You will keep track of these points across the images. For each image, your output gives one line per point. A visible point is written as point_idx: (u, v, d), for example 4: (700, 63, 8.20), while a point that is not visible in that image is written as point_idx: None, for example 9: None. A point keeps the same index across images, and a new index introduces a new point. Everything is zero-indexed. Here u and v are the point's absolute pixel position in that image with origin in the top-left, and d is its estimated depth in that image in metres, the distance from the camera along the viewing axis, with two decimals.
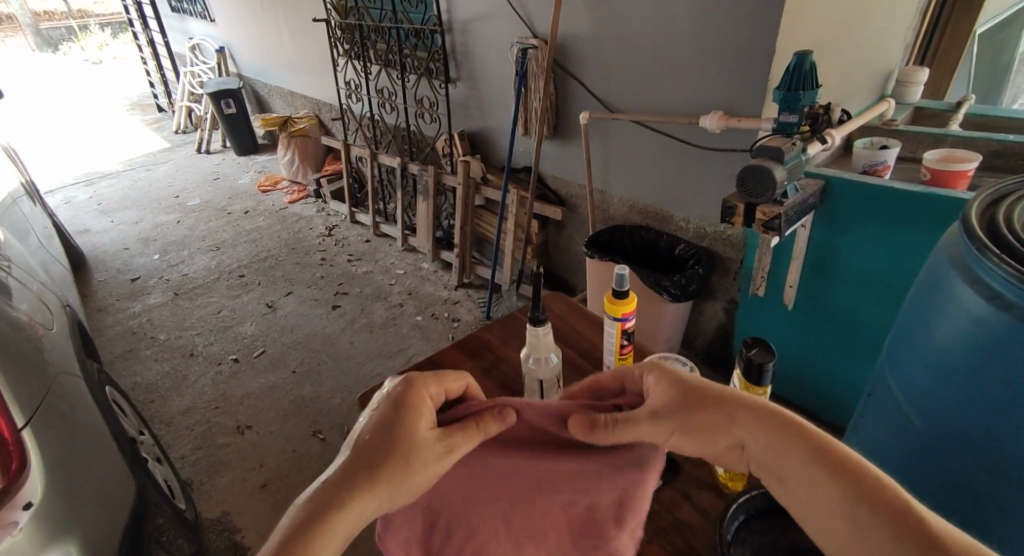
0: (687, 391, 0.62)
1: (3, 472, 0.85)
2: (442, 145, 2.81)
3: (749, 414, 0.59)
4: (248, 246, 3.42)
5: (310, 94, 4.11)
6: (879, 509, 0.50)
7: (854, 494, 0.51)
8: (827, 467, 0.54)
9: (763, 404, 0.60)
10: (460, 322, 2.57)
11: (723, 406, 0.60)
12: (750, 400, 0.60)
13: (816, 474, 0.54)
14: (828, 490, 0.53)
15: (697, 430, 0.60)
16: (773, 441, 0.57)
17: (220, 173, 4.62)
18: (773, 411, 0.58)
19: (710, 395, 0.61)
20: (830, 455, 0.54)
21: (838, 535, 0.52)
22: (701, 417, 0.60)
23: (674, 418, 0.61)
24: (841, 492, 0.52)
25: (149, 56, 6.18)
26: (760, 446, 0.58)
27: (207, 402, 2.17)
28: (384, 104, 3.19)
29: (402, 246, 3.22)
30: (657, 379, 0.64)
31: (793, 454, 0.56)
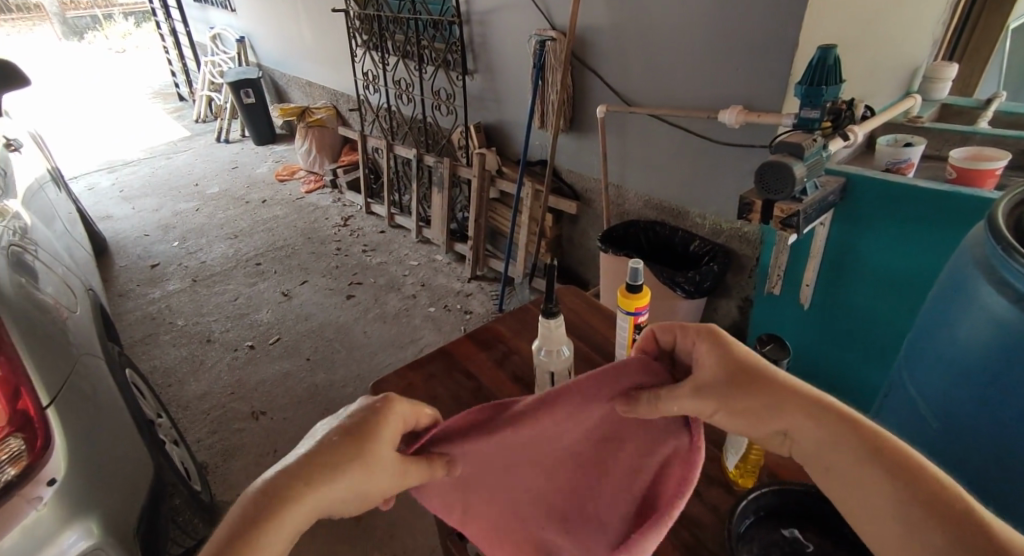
0: (734, 367, 0.61)
1: (28, 449, 0.88)
2: (458, 137, 2.81)
3: (798, 402, 0.57)
4: (265, 235, 3.46)
5: (328, 85, 4.13)
6: (928, 508, 0.47)
7: (902, 490, 0.49)
8: (875, 461, 0.51)
9: (816, 394, 0.57)
10: (473, 314, 2.58)
11: (770, 390, 0.58)
12: (800, 389, 0.57)
13: (865, 469, 0.51)
14: (875, 485, 0.50)
15: (740, 411, 0.59)
16: (820, 431, 0.55)
17: (239, 162, 4.68)
18: (824, 402, 0.56)
19: (758, 378, 0.59)
20: (880, 450, 0.52)
21: (885, 534, 0.49)
22: (745, 399, 0.59)
23: (716, 396, 0.60)
24: (887, 487, 0.50)
25: (171, 45, 6.27)
26: (805, 435, 0.56)
27: (224, 387, 2.22)
28: (401, 96, 3.19)
29: (417, 237, 3.23)
30: (708, 350, 0.63)
31: (840, 444, 0.53)
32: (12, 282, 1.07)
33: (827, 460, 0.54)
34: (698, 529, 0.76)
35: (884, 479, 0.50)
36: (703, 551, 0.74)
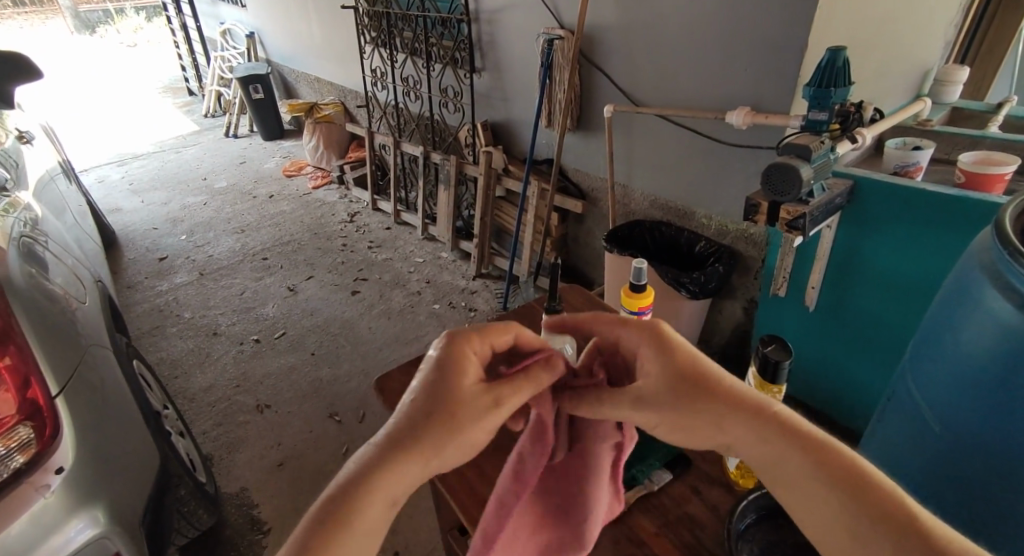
0: (679, 373, 0.58)
1: (37, 437, 0.89)
2: (465, 135, 2.82)
3: (740, 412, 0.55)
4: (272, 230, 3.48)
5: (336, 81, 4.14)
6: (876, 520, 0.47)
7: (850, 503, 0.48)
8: (826, 473, 0.50)
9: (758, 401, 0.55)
10: (477, 312, 2.59)
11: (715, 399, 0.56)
12: (742, 396, 0.55)
13: (819, 483, 0.50)
14: (827, 500, 0.50)
15: (681, 423, 0.57)
16: (771, 441, 0.53)
17: (247, 157, 4.70)
18: (767, 409, 0.54)
19: (698, 388, 0.57)
20: (827, 460, 0.51)
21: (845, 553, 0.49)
22: (690, 412, 0.56)
23: (655, 409, 0.58)
24: (839, 498, 0.49)
25: (182, 39, 6.30)
26: (752, 444, 0.54)
27: (229, 380, 2.23)
28: (408, 93, 3.20)
29: (422, 234, 3.24)
30: (653, 355, 0.60)
31: (787, 456, 0.52)
32: (23, 272, 1.09)
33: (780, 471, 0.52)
34: (697, 529, 0.77)
35: (837, 493, 0.49)
36: (701, 550, 0.74)
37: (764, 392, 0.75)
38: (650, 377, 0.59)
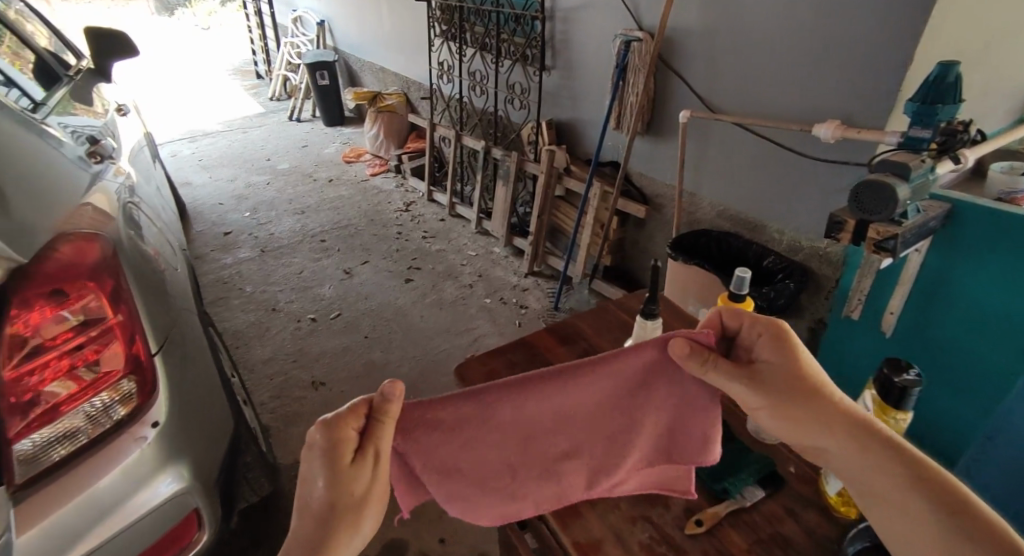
0: (799, 379, 0.64)
1: (138, 391, 0.95)
2: (528, 132, 2.82)
3: (821, 410, 0.62)
4: (331, 214, 3.58)
5: (400, 72, 4.24)
6: (912, 473, 0.57)
7: (914, 477, 0.57)
8: (899, 467, 0.58)
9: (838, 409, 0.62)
10: (528, 309, 2.60)
11: (830, 415, 0.62)
12: (823, 394, 0.63)
13: (890, 475, 0.58)
14: (887, 470, 0.58)
15: (797, 406, 0.63)
16: (882, 458, 0.59)
17: (309, 141, 4.85)
18: (844, 412, 0.62)
19: (802, 383, 0.64)
20: (879, 440, 0.60)
21: (874, 507, 0.59)
22: (800, 405, 0.63)
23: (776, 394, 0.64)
24: (943, 515, 0.55)
25: (254, 24, 6.54)
26: (857, 463, 0.60)
27: (288, 354, 2.31)
28: (474, 87, 3.22)
29: (476, 228, 3.26)
30: (777, 354, 0.65)
31: (843, 438, 0.61)
32: (127, 236, 1.15)
33: (876, 484, 0.59)
34: (791, 549, 0.74)
35: (891, 462, 0.59)
36: None
37: (886, 416, 0.73)
38: (764, 367, 0.65)
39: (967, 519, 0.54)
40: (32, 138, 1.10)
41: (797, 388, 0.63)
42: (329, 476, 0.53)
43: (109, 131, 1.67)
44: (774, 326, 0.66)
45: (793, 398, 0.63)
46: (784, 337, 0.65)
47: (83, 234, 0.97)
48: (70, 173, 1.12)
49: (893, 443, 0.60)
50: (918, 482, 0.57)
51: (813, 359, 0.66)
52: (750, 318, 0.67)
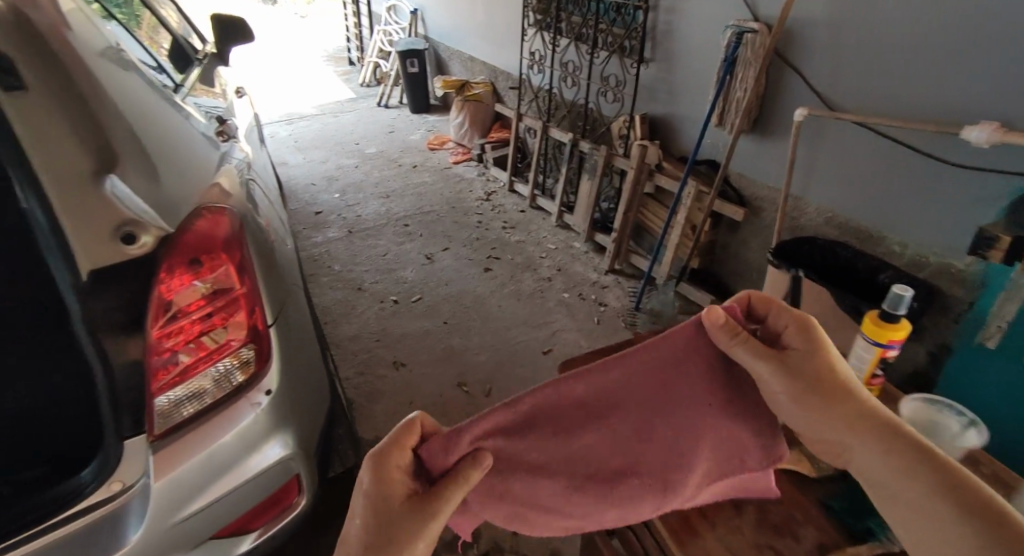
0: (824, 369, 0.71)
1: (254, 359, 1.02)
2: (619, 126, 2.73)
3: (844, 405, 0.68)
4: (414, 200, 3.67)
5: (489, 61, 4.26)
6: (931, 468, 0.61)
7: (944, 479, 0.59)
8: (919, 461, 0.62)
9: (860, 404, 0.68)
10: (608, 307, 2.54)
11: (850, 408, 0.68)
12: (848, 387, 0.69)
13: (910, 468, 0.62)
14: (912, 465, 0.62)
15: (825, 396, 0.69)
16: (900, 453, 0.63)
17: (396, 127, 4.99)
18: (867, 410, 0.67)
19: (831, 379, 0.70)
20: (895, 435, 0.65)
21: (896, 504, 0.62)
22: (824, 398, 0.69)
23: (803, 383, 0.69)
24: (963, 513, 0.57)
25: (350, 12, 6.80)
26: (877, 458, 0.64)
27: (371, 333, 2.39)
28: (565, 78, 3.17)
29: (556, 221, 3.22)
30: (808, 346, 0.72)
31: (865, 432, 0.66)
32: (248, 212, 1.21)
33: (893, 476, 0.63)
34: None
35: (914, 457, 0.62)
36: None
37: None
38: (794, 354, 0.72)
39: (999, 524, 0.55)
40: (176, 117, 1.19)
41: (822, 384, 0.69)
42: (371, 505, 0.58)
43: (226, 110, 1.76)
44: (801, 317, 0.74)
45: (820, 391, 0.69)
46: (808, 327, 0.73)
47: (219, 207, 1.05)
48: (202, 151, 1.20)
49: (917, 442, 0.64)
50: (944, 484, 0.59)
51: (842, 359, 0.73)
52: (779, 310, 0.76)
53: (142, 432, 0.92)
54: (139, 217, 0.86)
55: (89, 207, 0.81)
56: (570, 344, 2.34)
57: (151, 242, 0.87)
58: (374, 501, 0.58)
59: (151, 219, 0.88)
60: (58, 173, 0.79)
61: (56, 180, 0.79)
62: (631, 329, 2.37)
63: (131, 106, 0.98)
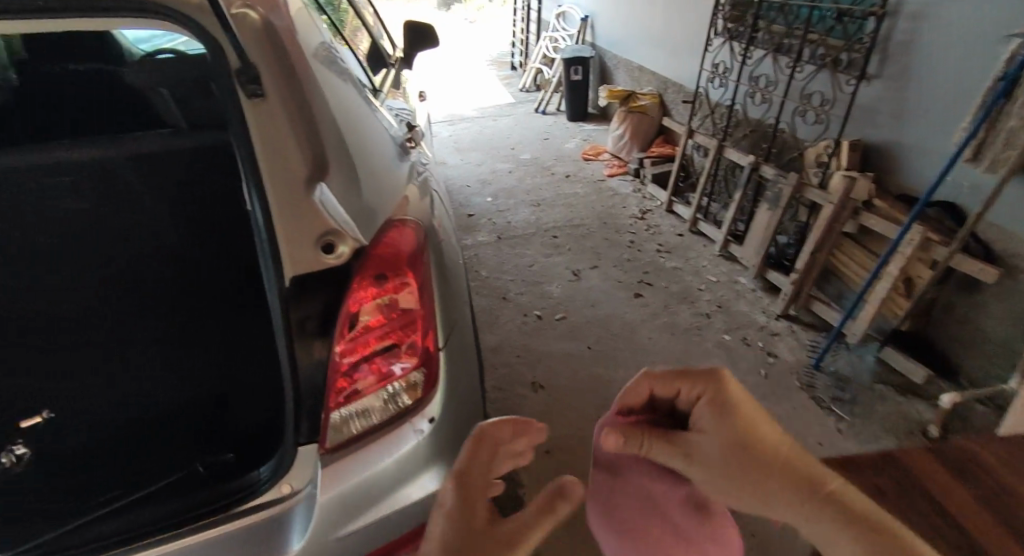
0: (737, 443, 0.54)
1: (421, 385, 0.97)
2: (819, 152, 2.37)
3: (758, 468, 0.53)
4: (564, 211, 3.57)
5: (660, 71, 4.04)
6: (850, 529, 0.49)
7: (868, 538, 0.49)
8: (838, 521, 0.50)
9: (763, 456, 0.53)
10: (779, 360, 2.19)
11: (759, 470, 0.53)
12: (754, 438, 0.55)
13: (840, 537, 0.49)
14: (836, 535, 0.49)
15: (734, 470, 0.53)
16: (824, 516, 0.50)
17: (551, 134, 4.96)
18: (769, 462, 0.53)
19: (734, 446, 0.54)
20: (806, 484, 0.52)
21: None
22: (736, 473, 0.53)
23: (710, 465, 0.55)
24: None
25: (518, 19, 6.96)
26: (809, 531, 0.51)
27: (514, 347, 2.32)
28: (752, 95, 2.84)
29: (720, 250, 2.91)
30: (711, 417, 0.57)
31: (783, 502, 0.52)
32: (433, 226, 1.17)
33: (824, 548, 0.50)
34: None
35: (833, 517, 0.50)
36: None
37: None
38: (703, 440, 0.56)
39: None
40: (376, 125, 1.19)
41: (732, 454, 0.54)
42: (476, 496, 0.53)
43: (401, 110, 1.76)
44: (710, 382, 0.60)
45: (736, 467, 0.53)
46: (719, 397, 0.58)
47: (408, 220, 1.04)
48: (395, 161, 1.18)
49: (828, 492, 0.51)
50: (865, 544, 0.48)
51: (738, 401, 0.58)
52: (682, 381, 0.62)
53: (314, 441, 0.90)
54: (340, 224, 0.86)
55: (301, 210, 0.83)
56: None
57: (348, 252, 0.86)
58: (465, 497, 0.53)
59: (351, 229, 0.87)
60: (277, 173, 0.82)
61: (276, 180, 0.82)
62: (813, 395, 1.99)
63: (342, 116, 0.98)
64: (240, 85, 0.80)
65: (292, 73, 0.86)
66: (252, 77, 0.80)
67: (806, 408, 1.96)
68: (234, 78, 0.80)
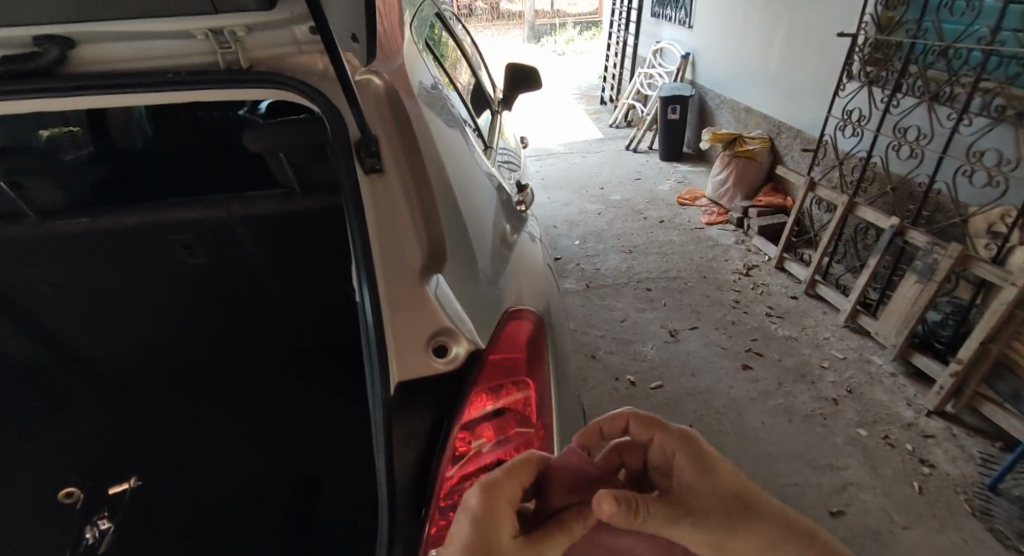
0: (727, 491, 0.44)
1: None
2: (996, 217, 2.06)
3: (708, 496, 0.44)
4: (658, 260, 3.30)
5: (771, 114, 3.73)
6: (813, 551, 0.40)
7: None
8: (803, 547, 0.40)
9: (711, 480, 0.45)
10: (935, 471, 1.82)
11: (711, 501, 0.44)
12: (695, 466, 0.47)
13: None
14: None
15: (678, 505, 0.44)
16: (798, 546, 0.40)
17: (643, 175, 4.72)
18: (722, 486, 0.45)
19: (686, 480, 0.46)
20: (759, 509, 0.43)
21: None
22: (691, 508, 0.44)
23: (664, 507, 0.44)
24: None
25: (612, 55, 6.85)
26: None
27: (604, 418, 2.07)
28: (895, 148, 2.54)
29: (846, 321, 2.53)
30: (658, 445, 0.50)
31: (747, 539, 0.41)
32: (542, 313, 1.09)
33: None
34: None
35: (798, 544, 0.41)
36: None
37: None
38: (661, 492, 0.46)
39: None
40: (486, 202, 1.15)
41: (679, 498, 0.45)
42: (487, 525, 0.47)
43: (503, 160, 1.63)
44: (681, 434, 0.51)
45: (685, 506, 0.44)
46: (691, 442, 0.49)
47: (526, 313, 0.99)
48: (503, 239, 1.13)
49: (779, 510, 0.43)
50: None
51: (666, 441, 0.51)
52: (655, 430, 0.53)
53: None
54: (456, 323, 0.80)
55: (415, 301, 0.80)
56: (873, 513, 1.68)
57: (463, 354, 0.78)
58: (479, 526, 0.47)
59: (468, 329, 0.82)
60: (391, 260, 0.83)
61: (390, 267, 0.82)
62: (991, 528, 1.62)
63: (451, 197, 0.98)
64: (361, 163, 0.87)
65: (412, 149, 0.94)
66: (374, 158, 0.88)
67: (984, 545, 1.58)
68: (354, 158, 0.87)
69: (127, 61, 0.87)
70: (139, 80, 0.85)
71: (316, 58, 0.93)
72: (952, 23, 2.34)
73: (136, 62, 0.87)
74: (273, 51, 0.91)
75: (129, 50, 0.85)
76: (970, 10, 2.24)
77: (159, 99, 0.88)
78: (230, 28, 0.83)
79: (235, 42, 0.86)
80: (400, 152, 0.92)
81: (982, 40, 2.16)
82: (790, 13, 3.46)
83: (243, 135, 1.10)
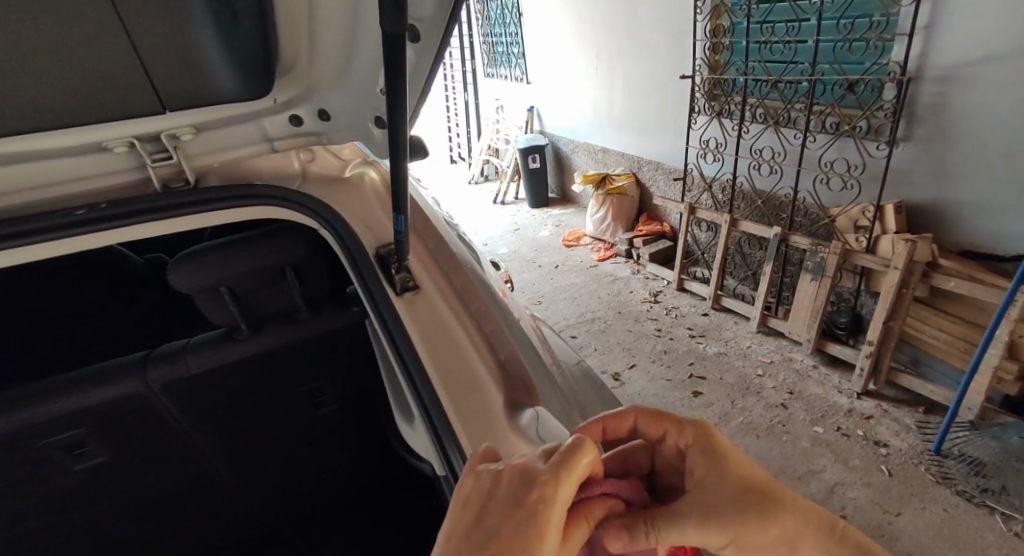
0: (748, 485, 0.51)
1: None
2: (858, 214, 2.37)
3: (723, 479, 0.51)
4: (571, 305, 3.28)
5: (628, 152, 4.03)
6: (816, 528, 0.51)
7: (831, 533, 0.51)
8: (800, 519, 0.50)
9: (731, 466, 0.52)
10: (891, 449, 1.97)
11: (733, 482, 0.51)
12: (719, 458, 0.53)
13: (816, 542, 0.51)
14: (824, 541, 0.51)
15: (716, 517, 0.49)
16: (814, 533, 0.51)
17: (520, 225, 4.76)
18: (745, 478, 0.52)
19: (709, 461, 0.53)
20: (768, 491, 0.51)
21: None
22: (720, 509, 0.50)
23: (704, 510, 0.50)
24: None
25: (454, 116, 6.96)
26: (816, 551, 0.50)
27: None
28: (757, 166, 2.86)
29: (758, 326, 2.73)
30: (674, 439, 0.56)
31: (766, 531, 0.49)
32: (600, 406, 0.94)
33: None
34: None
35: (801, 521, 0.50)
36: None
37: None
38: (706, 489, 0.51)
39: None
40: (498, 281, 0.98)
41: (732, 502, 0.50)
42: (534, 509, 0.41)
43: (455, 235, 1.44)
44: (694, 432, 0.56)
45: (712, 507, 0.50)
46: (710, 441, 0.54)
47: None
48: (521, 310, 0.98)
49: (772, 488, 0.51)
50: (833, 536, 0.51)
51: (681, 432, 0.56)
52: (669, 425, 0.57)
53: None
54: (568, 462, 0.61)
55: (506, 439, 0.60)
56: (867, 509, 1.76)
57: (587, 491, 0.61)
58: (529, 511, 0.41)
59: None
60: (462, 394, 0.64)
61: (459, 400, 0.63)
62: (958, 491, 1.78)
63: (493, 299, 0.81)
64: (391, 282, 0.72)
65: (435, 253, 0.79)
66: (406, 273, 0.72)
67: (961, 510, 1.73)
68: (383, 282, 0.72)
69: (11, 194, 0.73)
70: (27, 222, 0.69)
71: (290, 157, 0.91)
72: (773, 59, 2.71)
73: (28, 194, 0.74)
74: (230, 154, 0.85)
75: (17, 180, 0.72)
76: (788, 49, 2.62)
77: (92, 239, 0.72)
78: (167, 133, 0.74)
79: (173, 151, 0.76)
80: (432, 263, 0.77)
81: (806, 72, 2.54)
82: (626, 61, 3.80)
83: (169, 275, 0.84)
